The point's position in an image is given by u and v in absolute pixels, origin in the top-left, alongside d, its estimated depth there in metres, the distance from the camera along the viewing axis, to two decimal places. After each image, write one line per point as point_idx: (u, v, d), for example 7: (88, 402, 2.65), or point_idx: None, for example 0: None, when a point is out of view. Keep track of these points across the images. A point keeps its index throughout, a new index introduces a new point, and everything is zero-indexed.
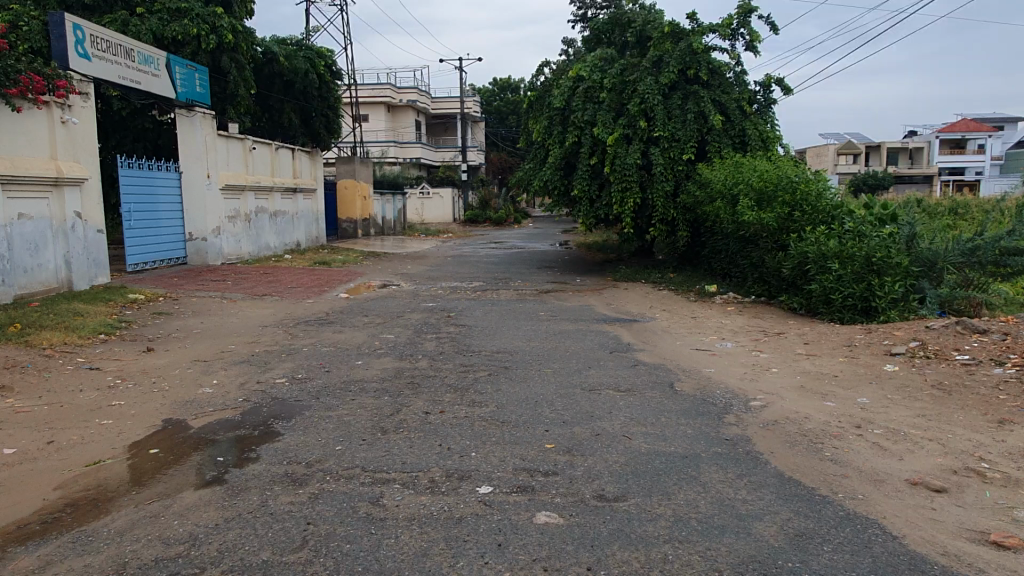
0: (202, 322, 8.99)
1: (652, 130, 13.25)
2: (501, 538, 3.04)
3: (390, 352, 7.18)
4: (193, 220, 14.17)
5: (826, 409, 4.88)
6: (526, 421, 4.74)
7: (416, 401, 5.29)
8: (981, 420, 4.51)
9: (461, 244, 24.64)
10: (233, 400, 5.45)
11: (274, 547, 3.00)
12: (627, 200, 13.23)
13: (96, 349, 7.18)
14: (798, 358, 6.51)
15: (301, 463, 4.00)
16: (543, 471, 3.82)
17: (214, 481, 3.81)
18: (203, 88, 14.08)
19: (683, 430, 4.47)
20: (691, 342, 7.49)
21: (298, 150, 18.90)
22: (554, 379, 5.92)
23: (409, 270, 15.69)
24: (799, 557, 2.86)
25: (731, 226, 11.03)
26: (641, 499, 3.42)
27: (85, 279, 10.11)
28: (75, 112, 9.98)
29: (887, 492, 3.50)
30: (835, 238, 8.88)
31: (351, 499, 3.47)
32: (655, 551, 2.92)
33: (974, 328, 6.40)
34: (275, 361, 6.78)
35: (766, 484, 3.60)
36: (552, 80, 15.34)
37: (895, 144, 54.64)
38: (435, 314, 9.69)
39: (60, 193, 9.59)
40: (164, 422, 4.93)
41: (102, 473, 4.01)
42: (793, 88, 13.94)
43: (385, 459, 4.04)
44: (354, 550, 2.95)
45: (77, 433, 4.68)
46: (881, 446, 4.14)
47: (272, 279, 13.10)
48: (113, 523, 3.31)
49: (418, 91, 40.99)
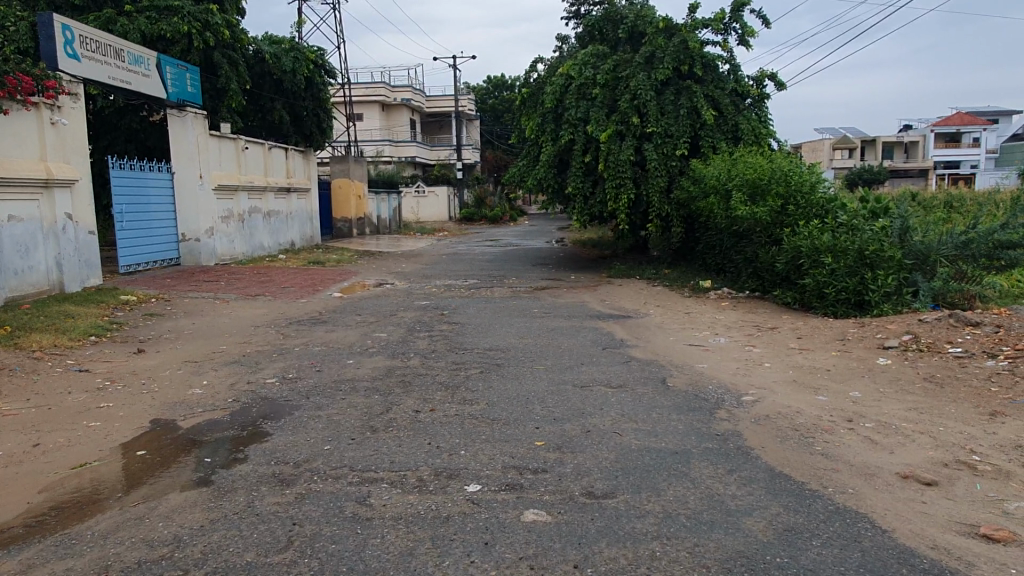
0: (194, 323, 8.94)
1: (646, 126, 13.22)
2: (488, 537, 3.02)
3: (382, 351, 7.12)
4: (185, 221, 14.11)
5: (818, 404, 4.86)
6: (517, 418, 4.72)
7: (407, 400, 5.26)
8: (973, 412, 4.49)
9: (457, 242, 24.56)
10: (223, 401, 5.41)
11: (259, 548, 2.97)
12: (621, 196, 13.20)
13: (87, 351, 7.13)
14: (791, 352, 6.50)
15: (289, 464, 3.97)
16: (532, 468, 3.79)
17: (201, 482, 3.77)
18: (194, 88, 13.96)
19: (675, 426, 4.44)
20: (685, 337, 7.47)
21: (291, 149, 18.86)
22: (546, 375, 5.90)
23: (403, 269, 15.66)
24: (788, 552, 2.83)
25: (724, 221, 11.01)
26: (630, 496, 3.39)
27: (76, 280, 10.06)
28: (65, 113, 9.90)
29: (878, 486, 3.47)
30: (829, 231, 8.86)
31: (339, 499, 3.44)
32: (643, 548, 2.89)
33: (967, 320, 6.38)
34: (266, 362, 6.75)
35: (757, 480, 3.57)
36: (545, 77, 15.30)
37: (890, 138, 54.73)
38: (429, 312, 9.65)
39: (49, 194, 9.53)
40: (151, 424, 4.89)
41: (89, 475, 3.98)
42: (786, 82, 13.93)
43: (374, 459, 4.01)
44: (339, 550, 2.92)
45: (64, 436, 4.65)
46: (872, 439, 4.12)
47: (266, 279, 13.07)
48: (97, 526, 3.27)
49: (412, 90, 41.03)
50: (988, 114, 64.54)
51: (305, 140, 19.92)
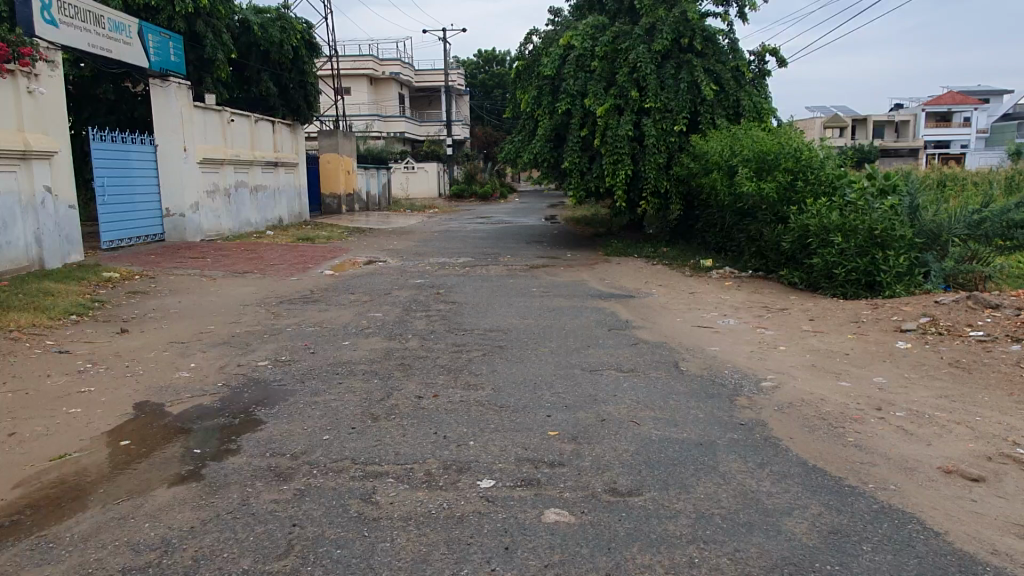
0: (180, 301, 8.61)
1: (644, 100, 12.87)
2: (508, 540, 2.76)
3: (379, 332, 6.82)
4: (169, 196, 13.68)
5: (842, 390, 4.63)
6: (527, 406, 4.44)
7: (408, 384, 4.97)
8: (1007, 401, 4.27)
9: (447, 219, 24.16)
10: (212, 385, 5.11)
11: (255, 554, 2.70)
12: (618, 172, 12.89)
13: (67, 331, 6.78)
14: (804, 334, 6.26)
15: (286, 455, 3.69)
16: (548, 461, 3.53)
17: (190, 476, 3.49)
18: (178, 57, 13.49)
19: (695, 415, 4.20)
20: (692, 318, 7.23)
21: (279, 122, 18.38)
22: (552, 359, 5.64)
23: (396, 246, 15.36)
24: (838, 559, 2.60)
25: (728, 199, 10.71)
26: (657, 493, 3.14)
27: (56, 257, 9.67)
28: (43, 81, 9.45)
29: (921, 482, 3.24)
30: (838, 209, 8.58)
31: (340, 496, 3.16)
32: (679, 554, 2.65)
33: (986, 303, 6.16)
34: (257, 343, 6.43)
35: (791, 475, 3.33)
36: (541, 48, 14.79)
37: (881, 117, 54.52)
38: (424, 291, 9.35)
39: (28, 166, 9.10)
40: (136, 410, 4.58)
41: (70, 468, 3.67)
42: (788, 59, 13.63)
43: (377, 451, 3.72)
44: (345, 556, 2.66)
45: (42, 424, 4.33)
46: (906, 430, 3.89)
47: (254, 256, 12.67)
48: (77, 527, 2.98)
49: (401, 63, 40.40)
50: (978, 92, 64.45)
51: (292, 114, 19.43)
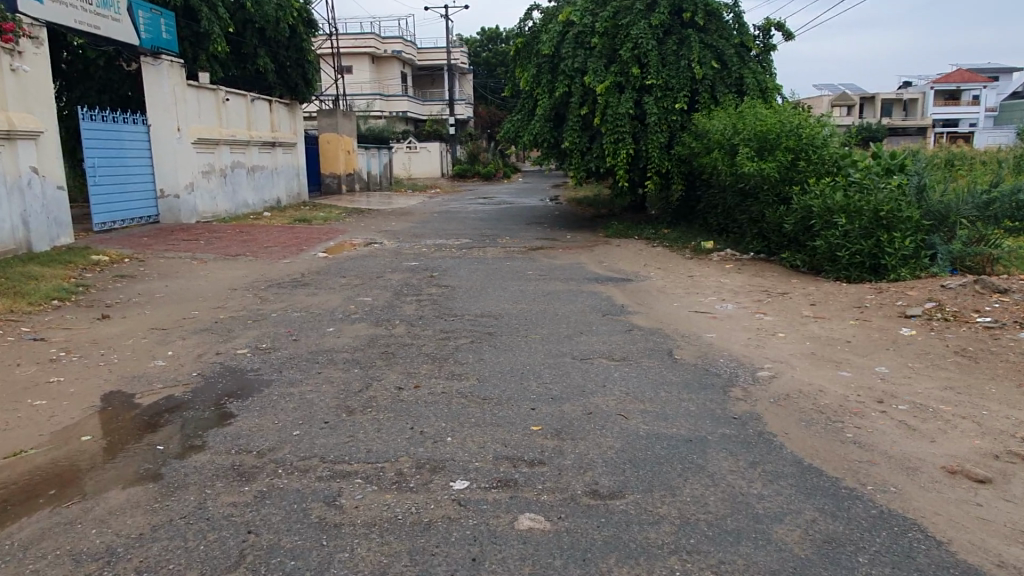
0: (166, 285, 8.41)
1: (646, 78, 12.54)
2: (477, 550, 2.56)
3: (365, 318, 6.62)
4: (163, 177, 13.46)
5: (841, 381, 4.41)
6: (511, 397, 4.24)
7: (390, 374, 4.78)
8: (1017, 394, 4.04)
9: (449, 200, 23.87)
10: (187, 374, 4.93)
11: (202, 565, 2.51)
12: (619, 151, 12.59)
13: (46, 316, 6.61)
14: (805, 320, 6.03)
15: (252, 453, 3.50)
16: (528, 460, 3.33)
17: (149, 476, 3.29)
18: (169, 34, 13.18)
19: (686, 407, 3.99)
20: (689, 303, 6.99)
21: (276, 102, 18.10)
22: (542, 346, 5.43)
23: (393, 227, 15.15)
24: (830, 573, 2.40)
25: (729, 179, 10.42)
26: (641, 496, 2.94)
27: (44, 239, 9.48)
28: (27, 59, 9.20)
29: (922, 484, 3.03)
30: (841, 189, 8.30)
31: (303, 499, 2.97)
32: (658, 566, 2.45)
33: (994, 288, 5.92)
34: (239, 329, 6.25)
35: (784, 476, 3.12)
36: (540, 25, 14.39)
37: (890, 96, 53.75)
38: (417, 274, 9.13)
39: (13, 146, 8.85)
40: (104, 402, 4.40)
41: (23, 466, 3.48)
42: (794, 33, 13.24)
43: (347, 448, 3.52)
44: (299, 569, 2.47)
45: (4, 417, 4.15)
46: (908, 425, 3.67)
47: (247, 238, 12.47)
48: (18, 533, 2.79)
49: (403, 41, 39.93)
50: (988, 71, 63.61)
51: (290, 93, 19.19)
